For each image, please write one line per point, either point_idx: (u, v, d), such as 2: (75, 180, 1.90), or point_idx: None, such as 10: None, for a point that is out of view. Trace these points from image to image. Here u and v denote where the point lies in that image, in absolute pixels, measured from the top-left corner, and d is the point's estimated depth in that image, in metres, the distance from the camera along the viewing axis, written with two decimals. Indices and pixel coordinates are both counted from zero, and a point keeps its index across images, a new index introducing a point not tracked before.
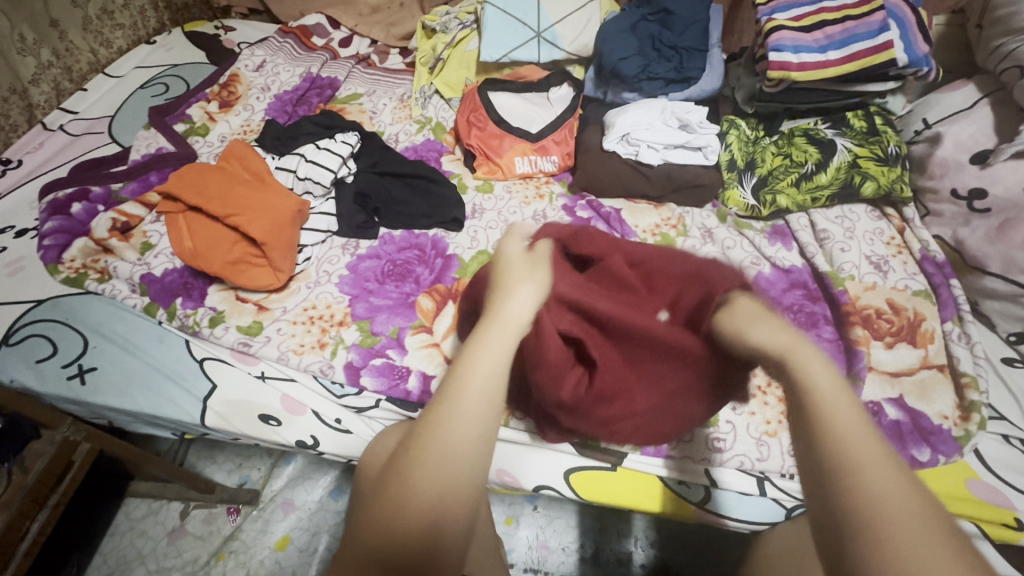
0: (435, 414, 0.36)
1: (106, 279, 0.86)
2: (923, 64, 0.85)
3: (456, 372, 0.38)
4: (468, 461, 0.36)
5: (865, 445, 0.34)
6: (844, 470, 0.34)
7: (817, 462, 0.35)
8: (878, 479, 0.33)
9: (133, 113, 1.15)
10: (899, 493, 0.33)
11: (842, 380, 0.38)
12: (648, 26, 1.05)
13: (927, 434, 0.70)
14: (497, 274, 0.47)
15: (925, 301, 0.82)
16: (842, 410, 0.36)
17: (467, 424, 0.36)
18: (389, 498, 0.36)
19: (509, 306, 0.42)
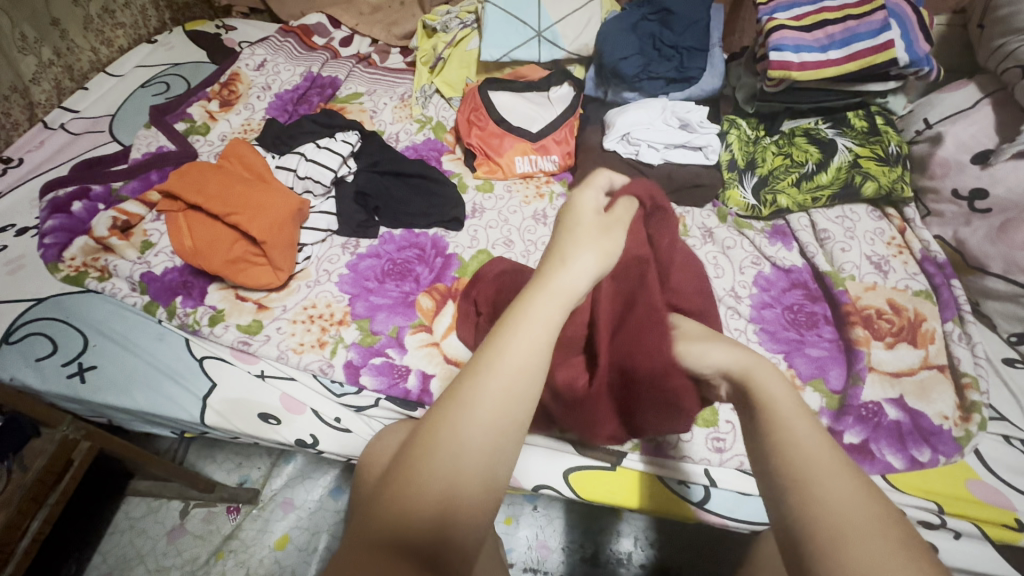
0: (470, 382, 0.37)
1: (107, 278, 0.86)
2: (924, 64, 0.85)
3: (502, 340, 0.38)
4: (497, 430, 0.35)
5: (818, 452, 0.39)
6: (794, 479, 0.38)
7: (774, 475, 0.40)
8: (832, 481, 0.37)
9: (134, 112, 1.15)
10: (851, 496, 0.37)
11: (795, 403, 0.44)
12: (648, 26, 1.05)
13: (927, 435, 0.70)
14: (555, 239, 0.47)
15: (925, 301, 0.82)
16: (799, 421, 0.42)
17: (501, 394, 0.36)
18: (414, 467, 0.35)
19: (563, 276, 0.42)
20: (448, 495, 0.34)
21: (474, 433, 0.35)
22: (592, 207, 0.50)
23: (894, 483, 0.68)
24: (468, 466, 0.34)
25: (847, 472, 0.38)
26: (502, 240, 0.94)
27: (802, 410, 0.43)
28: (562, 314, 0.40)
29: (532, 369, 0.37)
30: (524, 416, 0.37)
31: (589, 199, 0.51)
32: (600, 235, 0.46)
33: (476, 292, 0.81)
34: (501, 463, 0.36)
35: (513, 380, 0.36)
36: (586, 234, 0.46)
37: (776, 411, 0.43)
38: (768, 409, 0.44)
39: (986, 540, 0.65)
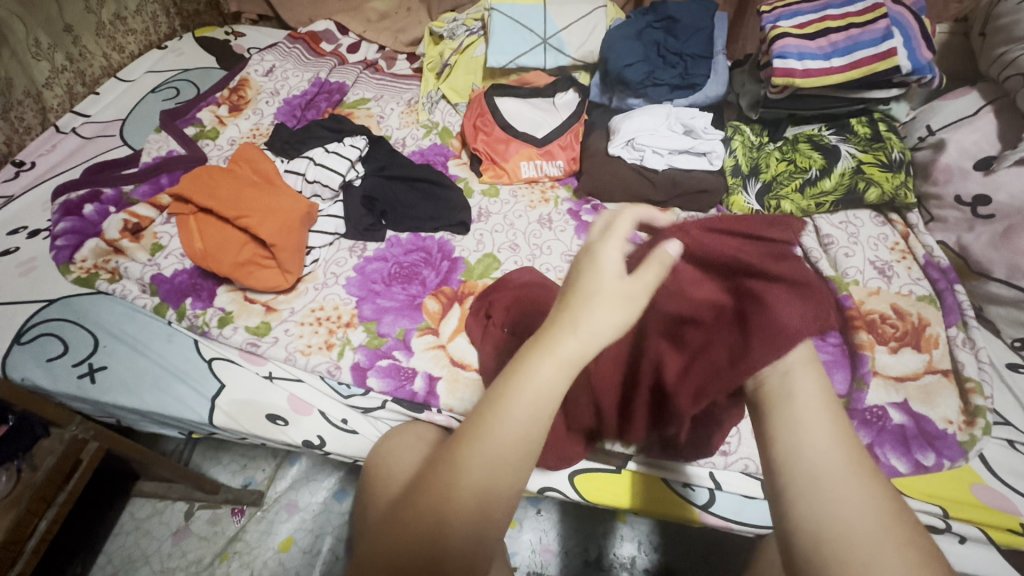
0: (471, 431, 0.38)
1: (117, 279, 0.87)
2: (927, 71, 0.86)
3: (500, 401, 0.38)
4: (490, 472, 0.37)
5: (836, 464, 0.39)
6: (811, 484, 0.39)
7: (791, 478, 0.40)
8: (846, 493, 0.37)
9: (145, 117, 1.17)
10: (866, 510, 0.37)
11: (820, 400, 0.43)
12: (653, 33, 1.06)
13: (932, 439, 0.71)
14: (574, 287, 0.42)
15: (929, 305, 0.82)
16: (821, 427, 0.41)
17: (500, 444, 0.37)
18: (421, 501, 0.38)
19: (570, 343, 0.38)
20: (441, 529, 0.36)
21: (465, 481, 0.37)
22: (618, 261, 0.42)
23: (899, 487, 0.68)
24: (458, 502, 0.37)
25: (863, 482, 0.38)
26: (508, 244, 0.95)
27: (830, 413, 0.42)
28: (565, 380, 0.38)
29: (528, 435, 0.37)
30: (524, 468, 0.38)
31: (615, 248, 0.42)
32: (622, 291, 0.40)
33: (495, 297, 0.81)
34: (493, 507, 0.37)
35: (502, 440, 0.37)
36: (602, 299, 0.40)
37: (800, 412, 0.42)
38: (793, 408, 0.43)
39: (992, 545, 0.65)
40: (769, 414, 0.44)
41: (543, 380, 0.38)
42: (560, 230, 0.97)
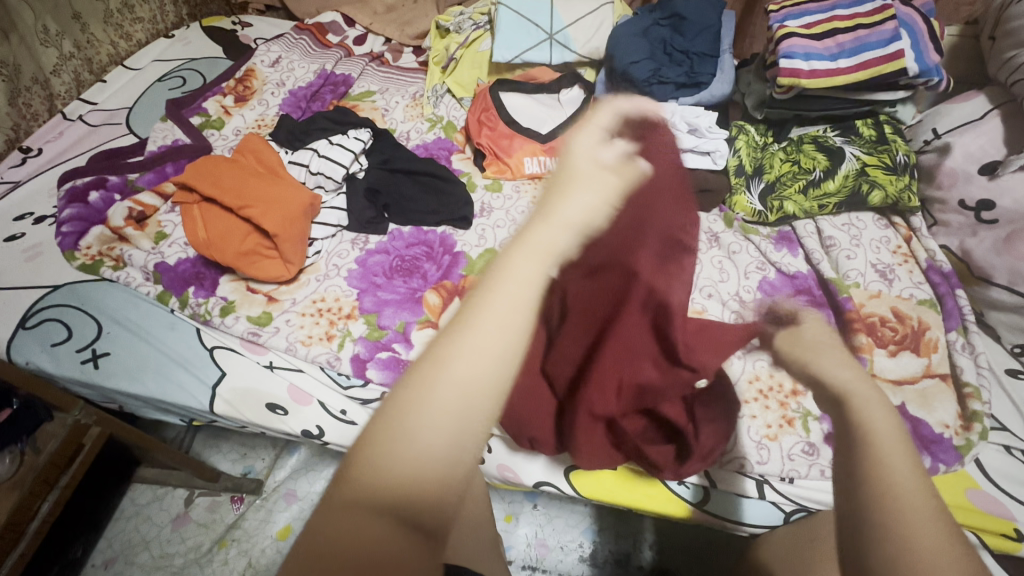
0: (469, 315, 0.32)
1: (121, 267, 0.88)
2: (934, 73, 0.84)
3: (492, 275, 0.33)
4: (492, 366, 0.31)
5: (921, 521, 0.32)
6: (888, 505, 0.32)
7: (857, 496, 0.34)
8: (925, 529, 0.31)
9: (151, 105, 1.17)
10: (943, 553, 0.31)
11: (901, 427, 0.37)
12: (659, 31, 1.06)
13: (928, 443, 0.71)
14: (557, 168, 0.39)
15: (930, 309, 0.82)
16: (897, 447, 0.35)
17: (499, 327, 0.31)
18: (417, 399, 0.30)
19: (543, 233, 0.34)
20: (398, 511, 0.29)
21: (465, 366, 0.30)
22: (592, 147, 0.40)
23: None
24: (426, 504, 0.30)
25: (940, 523, 0.32)
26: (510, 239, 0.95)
27: (907, 444, 0.35)
28: (539, 270, 0.34)
29: (495, 382, 0.31)
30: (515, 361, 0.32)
31: (589, 138, 0.40)
32: (603, 180, 0.38)
33: None
34: (441, 479, 0.29)
35: (464, 382, 0.30)
36: (582, 190, 0.37)
37: (874, 429, 0.36)
38: (865, 425, 0.37)
39: (985, 549, 0.65)
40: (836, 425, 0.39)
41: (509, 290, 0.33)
42: None
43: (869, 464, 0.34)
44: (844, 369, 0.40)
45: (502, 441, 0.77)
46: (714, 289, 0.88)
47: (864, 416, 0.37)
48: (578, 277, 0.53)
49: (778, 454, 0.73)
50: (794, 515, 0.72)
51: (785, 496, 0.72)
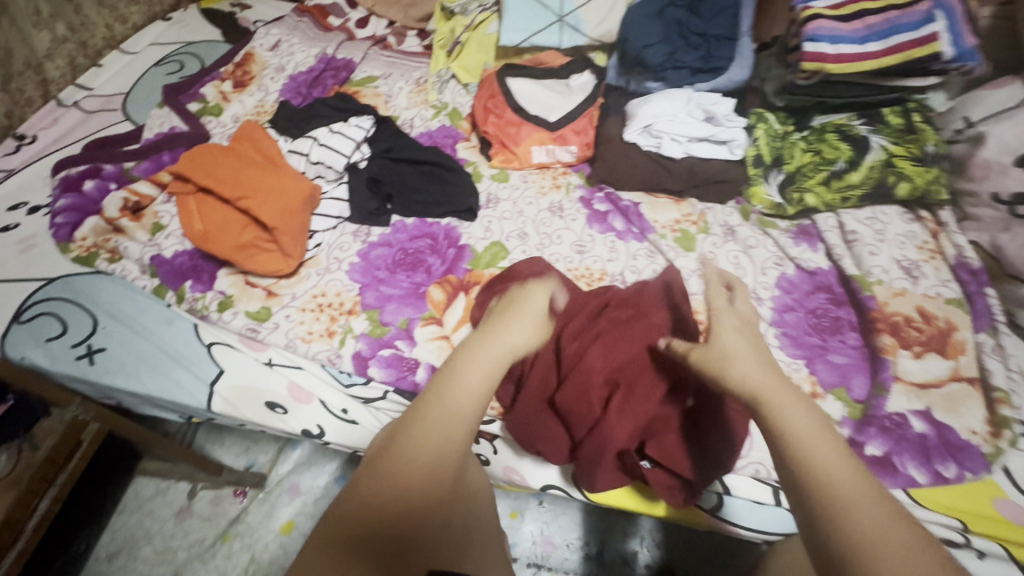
0: (430, 399, 0.48)
1: (117, 259, 0.85)
2: (969, 58, 0.79)
3: (443, 379, 0.50)
4: (450, 434, 0.46)
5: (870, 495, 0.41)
6: (828, 496, 0.41)
7: (806, 499, 0.41)
8: (862, 503, 0.40)
9: (148, 91, 1.14)
10: (880, 519, 0.39)
11: (820, 424, 0.46)
12: (675, 11, 1.00)
13: (954, 450, 0.68)
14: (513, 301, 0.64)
15: (957, 309, 0.78)
16: (823, 444, 0.44)
17: (453, 407, 0.47)
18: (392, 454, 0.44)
19: (494, 342, 0.55)
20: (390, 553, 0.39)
21: (425, 434, 0.45)
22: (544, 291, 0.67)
23: (916, 497, 0.66)
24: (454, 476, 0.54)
25: (873, 498, 0.40)
26: (517, 232, 0.92)
27: (829, 436, 0.45)
28: (490, 368, 0.52)
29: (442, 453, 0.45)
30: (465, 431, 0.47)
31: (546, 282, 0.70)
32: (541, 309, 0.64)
33: (503, 287, 0.81)
34: (433, 492, 0.44)
35: (433, 439, 0.45)
36: (528, 316, 0.61)
37: (796, 431, 0.45)
38: (789, 429, 0.45)
39: (1013, 562, 0.62)
40: (764, 434, 0.47)
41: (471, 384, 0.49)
42: (571, 219, 0.94)
43: (804, 463, 0.43)
44: (744, 381, 0.50)
45: (509, 443, 0.76)
46: None
47: (789, 425, 0.45)
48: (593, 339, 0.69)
49: None
50: None
51: None
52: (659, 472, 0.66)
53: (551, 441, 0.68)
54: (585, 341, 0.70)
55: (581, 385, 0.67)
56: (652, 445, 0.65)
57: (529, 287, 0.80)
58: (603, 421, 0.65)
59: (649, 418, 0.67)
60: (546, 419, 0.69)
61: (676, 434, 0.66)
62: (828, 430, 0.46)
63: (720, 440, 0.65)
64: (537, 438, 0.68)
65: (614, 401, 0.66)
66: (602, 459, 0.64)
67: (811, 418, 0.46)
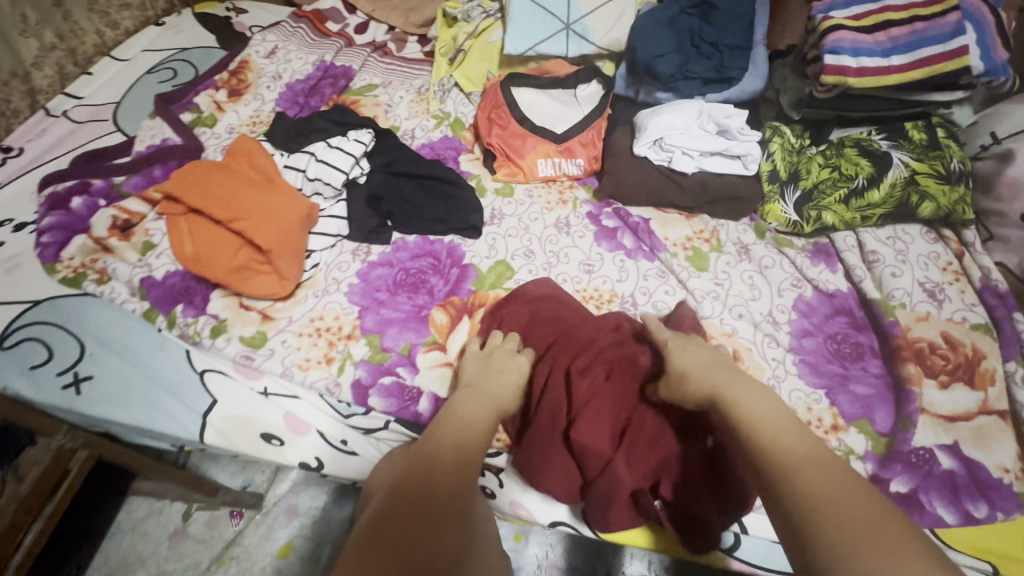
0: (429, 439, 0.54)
1: (106, 281, 0.82)
2: (1001, 72, 0.76)
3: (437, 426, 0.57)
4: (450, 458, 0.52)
5: (829, 460, 0.47)
6: (780, 464, 0.47)
7: (763, 472, 0.47)
8: (811, 468, 0.46)
9: (140, 100, 1.10)
10: (827, 478, 0.45)
11: (770, 404, 0.52)
12: (687, 20, 0.96)
13: (985, 488, 0.65)
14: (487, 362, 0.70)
15: (984, 335, 0.75)
16: (779, 424, 0.50)
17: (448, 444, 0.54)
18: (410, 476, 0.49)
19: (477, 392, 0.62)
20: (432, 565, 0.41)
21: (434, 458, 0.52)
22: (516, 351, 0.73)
23: (945, 539, 0.63)
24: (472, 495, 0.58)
25: (822, 462, 0.46)
26: (522, 250, 0.88)
27: (781, 415, 0.51)
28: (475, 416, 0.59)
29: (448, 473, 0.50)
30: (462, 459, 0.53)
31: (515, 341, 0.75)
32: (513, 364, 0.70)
33: (508, 311, 0.78)
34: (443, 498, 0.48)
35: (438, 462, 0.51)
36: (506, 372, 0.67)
37: (750, 413, 0.51)
38: (742, 412, 0.52)
39: None
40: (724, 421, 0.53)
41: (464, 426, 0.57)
42: (578, 235, 0.90)
43: (758, 443, 0.49)
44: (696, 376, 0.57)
45: (514, 476, 0.72)
46: (745, 308, 0.81)
47: (745, 410, 0.52)
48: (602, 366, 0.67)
49: None
50: None
51: None
52: (670, 512, 0.63)
53: (560, 478, 0.65)
54: (597, 378, 0.67)
55: (593, 424, 0.64)
56: (664, 485, 0.63)
57: (537, 310, 0.77)
58: (615, 462, 0.62)
59: (666, 457, 0.63)
60: (556, 455, 0.65)
61: (692, 475, 0.62)
62: (781, 410, 0.52)
63: (739, 487, 0.60)
64: (545, 477, 0.65)
65: (626, 441, 0.63)
66: (613, 501, 0.62)
67: (763, 401, 0.53)
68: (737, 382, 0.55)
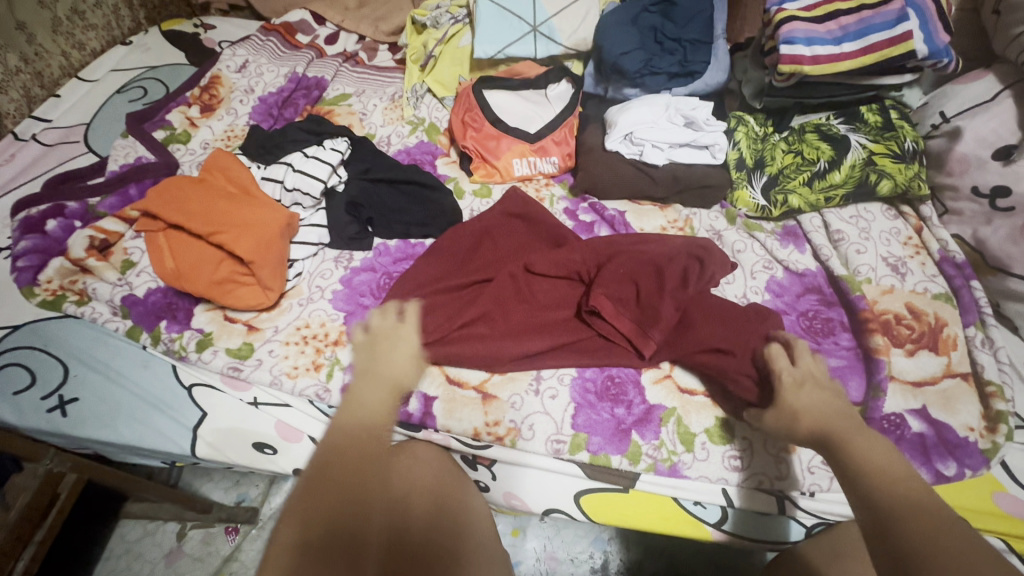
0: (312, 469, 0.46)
1: (86, 302, 0.81)
2: (944, 55, 0.80)
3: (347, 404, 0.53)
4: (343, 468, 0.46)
5: (900, 468, 0.48)
6: (875, 484, 0.46)
7: (859, 485, 0.47)
8: (912, 487, 0.45)
9: (111, 120, 1.09)
10: (920, 496, 0.45)
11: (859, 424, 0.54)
12: (649, 18, 0.99)
13: (952, 447, 0.68)
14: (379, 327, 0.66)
15: (945, 304, 0.79)
16: (907, 483, 0.46)
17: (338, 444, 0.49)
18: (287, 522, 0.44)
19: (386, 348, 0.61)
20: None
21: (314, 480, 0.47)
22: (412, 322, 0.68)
23: None
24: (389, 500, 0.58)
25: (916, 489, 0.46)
26: None
27: (902, 466, 0.48)
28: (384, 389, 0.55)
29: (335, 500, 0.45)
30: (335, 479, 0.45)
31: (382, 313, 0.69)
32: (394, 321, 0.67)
33: (611, 267, 0.80)
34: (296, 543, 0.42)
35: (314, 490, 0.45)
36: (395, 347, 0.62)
37: (868, 454, 0.49)
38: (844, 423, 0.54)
39: (1015, 554, 0.63)
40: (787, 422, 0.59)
41: (369, 406, 0.52)
42: None
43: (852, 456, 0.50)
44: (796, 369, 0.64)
45: (506, 467, 0.74)
46: (720, 292, 0.83)
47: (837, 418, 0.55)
48: (635, 290, 0.79)
49: (797, 468, 0.69)
50: (816, 527, 0.69)
51: (807, 512, 0.69)
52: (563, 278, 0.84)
53: (497, 254, 0.87)
54: (629, 276, 0.80)
55: (648, 276, 0.79)
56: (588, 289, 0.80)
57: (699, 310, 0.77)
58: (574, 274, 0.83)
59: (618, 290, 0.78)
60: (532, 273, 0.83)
61: (642, 320, 0.76)
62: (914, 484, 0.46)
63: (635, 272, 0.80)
64: (500, 234, 0.89)
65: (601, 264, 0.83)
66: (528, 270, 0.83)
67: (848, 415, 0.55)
68: (848, 418, 0.54)
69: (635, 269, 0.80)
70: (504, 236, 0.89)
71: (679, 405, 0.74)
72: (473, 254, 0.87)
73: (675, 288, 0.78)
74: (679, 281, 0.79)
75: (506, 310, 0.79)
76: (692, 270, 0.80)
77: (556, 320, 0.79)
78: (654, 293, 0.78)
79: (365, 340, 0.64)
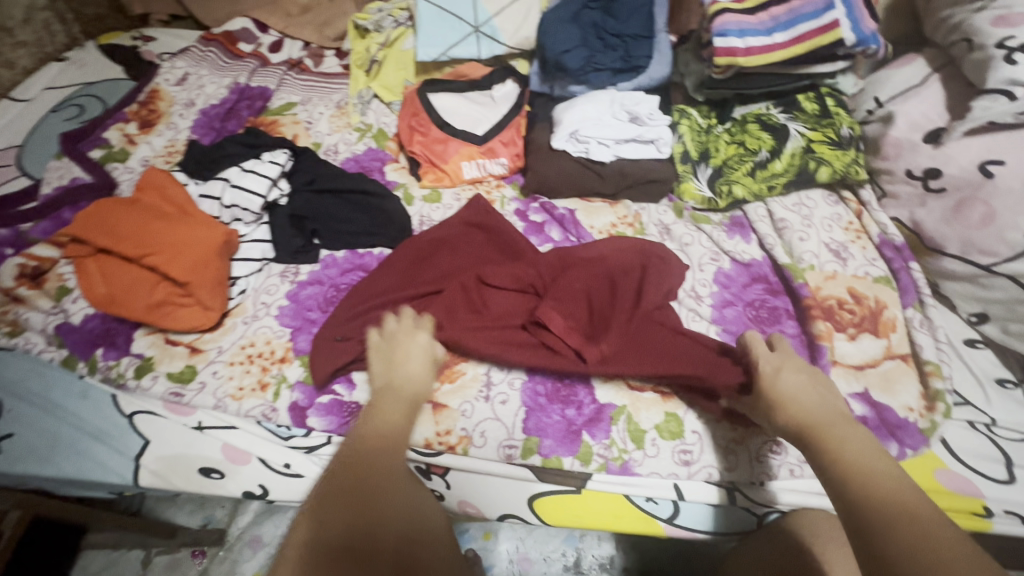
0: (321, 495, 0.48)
1: (18, 332, 0.78)
2: (871, 42, 0.81)
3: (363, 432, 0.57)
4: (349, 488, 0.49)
5: (879, 461, 0.47)
6: (848, 477, 0.46)
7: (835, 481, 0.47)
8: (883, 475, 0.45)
9: (46, 140, 1.06)
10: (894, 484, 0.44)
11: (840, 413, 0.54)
12: (590, 14, 0.99)
13: (894, 428, 0.69)
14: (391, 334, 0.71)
15: (885, 287, 0.80)
16: (882, 472, 0.45)
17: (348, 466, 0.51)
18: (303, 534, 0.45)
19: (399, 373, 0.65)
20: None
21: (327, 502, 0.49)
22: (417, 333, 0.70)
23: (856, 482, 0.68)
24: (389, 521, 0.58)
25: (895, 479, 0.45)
26: None
27: (878, 455, 0.47)
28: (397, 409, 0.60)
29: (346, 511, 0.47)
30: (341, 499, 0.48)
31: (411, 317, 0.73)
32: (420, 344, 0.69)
33: (568, 279, 0.80)
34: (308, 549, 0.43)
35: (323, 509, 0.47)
36: (412, 359, 0.66)
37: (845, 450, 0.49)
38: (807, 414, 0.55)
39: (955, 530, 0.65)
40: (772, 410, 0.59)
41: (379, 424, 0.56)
42: None
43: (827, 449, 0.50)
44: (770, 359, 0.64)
45: (460, 476, 0.73)
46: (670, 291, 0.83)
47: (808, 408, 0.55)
48: (588, 302, 0.79)
49: (746, 459, 0.70)
50: (768, 516, 0.70)
51: (755, 501, 0.70)
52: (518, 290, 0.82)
53: (452, 266, 0.85)
54: (582, 289, 0.79)
55: (604, 292, 0.79)
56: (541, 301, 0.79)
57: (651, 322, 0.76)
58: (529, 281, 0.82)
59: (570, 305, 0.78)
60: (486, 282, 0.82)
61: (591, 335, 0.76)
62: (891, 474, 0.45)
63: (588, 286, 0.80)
64: (458, 247, 0.88)
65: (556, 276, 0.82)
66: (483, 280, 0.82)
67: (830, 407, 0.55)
68: (829, 412, 0.54)
69: (591, 284, 0.80)
70: (462, 247, 0.88)
71: (629, 402, 0.74)
72: (428, 264, 0.86)
73: (628, 303, 0.78)
74: (634, 293, 0.79)
75: (458, 317, 0.78)
76: (649, 279, 0.80)
77: (511, 332, 0.77)
78: (605, 310, 0.78)
79: (382, 342, 0.69)
